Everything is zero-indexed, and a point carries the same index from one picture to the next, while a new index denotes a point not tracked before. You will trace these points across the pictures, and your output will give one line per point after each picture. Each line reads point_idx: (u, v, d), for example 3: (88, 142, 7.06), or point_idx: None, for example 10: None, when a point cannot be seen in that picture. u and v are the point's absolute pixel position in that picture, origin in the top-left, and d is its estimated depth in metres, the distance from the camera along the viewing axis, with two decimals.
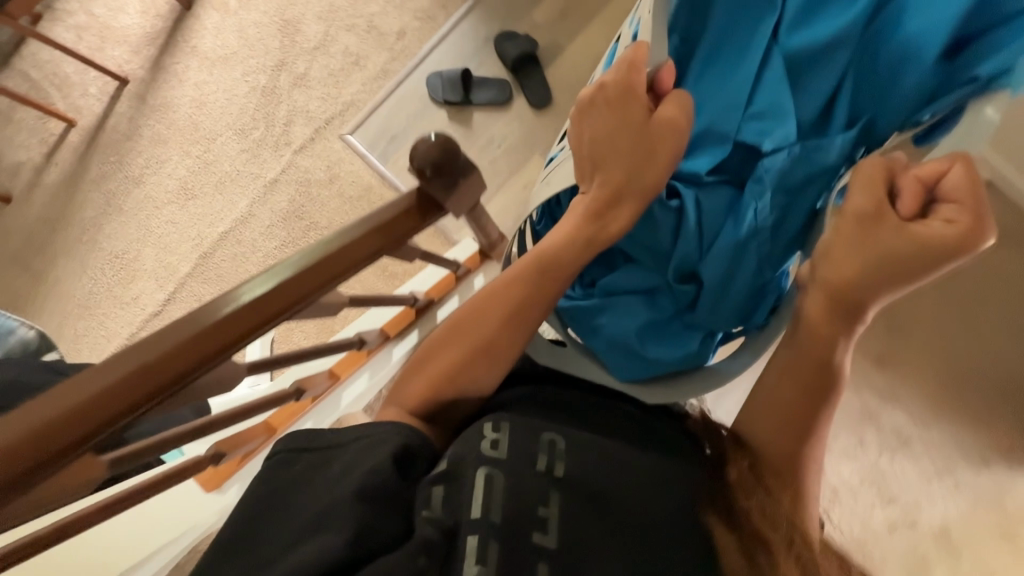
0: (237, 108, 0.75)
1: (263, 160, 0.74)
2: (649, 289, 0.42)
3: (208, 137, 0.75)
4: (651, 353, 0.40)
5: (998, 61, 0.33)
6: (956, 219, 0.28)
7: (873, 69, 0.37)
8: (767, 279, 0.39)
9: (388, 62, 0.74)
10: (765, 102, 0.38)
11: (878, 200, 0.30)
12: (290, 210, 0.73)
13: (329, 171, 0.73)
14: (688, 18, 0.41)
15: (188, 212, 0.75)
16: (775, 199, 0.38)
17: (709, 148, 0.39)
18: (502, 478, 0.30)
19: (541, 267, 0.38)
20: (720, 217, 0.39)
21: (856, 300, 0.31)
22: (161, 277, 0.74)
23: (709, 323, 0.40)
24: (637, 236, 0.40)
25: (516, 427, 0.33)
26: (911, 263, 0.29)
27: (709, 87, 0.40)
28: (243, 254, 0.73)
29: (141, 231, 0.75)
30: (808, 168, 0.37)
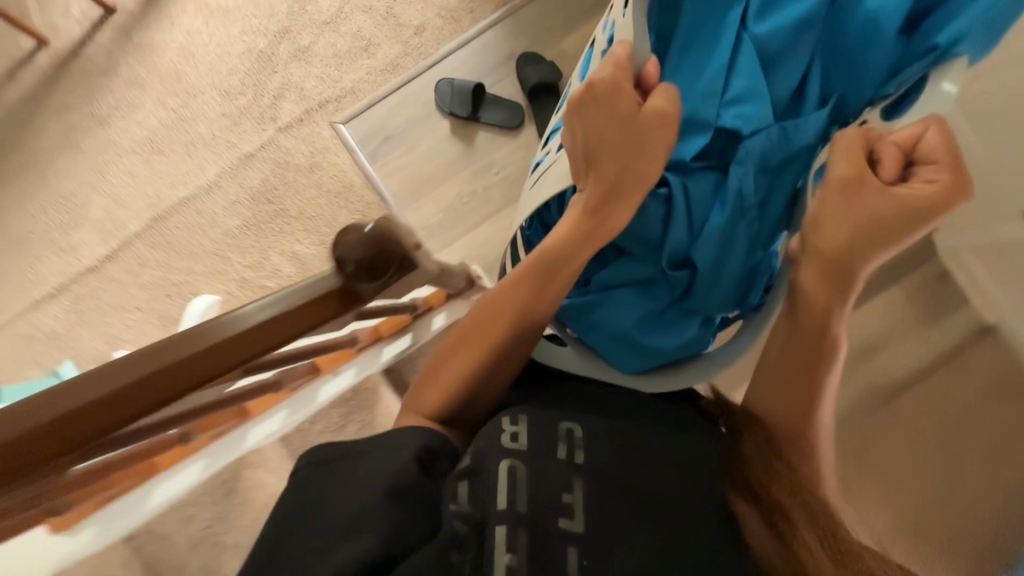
0: (227, 67, 0.69)
1: (242, 130, 0.68)
2: (643, 280, 0.38)
3: (189, 91, 0.69)
4: (648, 340, 0.38)
5: (954, 27, 0.31)
6: (935, 178, 0.29)
7: (837, 45, 0.34)
8: (758, 260, 0.37)
9: (399, 55, 0.68)
10: (741, 85, 0.35)
11: (860, 166, 0.29)
12: (260, 189, 0.68)
13: (312, 157, 0.68)
14: (665, 16, 0.39)
15: (151, 167, 0.69)
16: (761, 180, 0.35)
17: (693, 135, 0.36)
18: (525, 468, 0.28)
19: (544, 267, 0.35)
20: (710, 205, 0.36)
21: (842, 265, 0.31)
22: (107, 230, 0.68)
23: (704, 309, 0.37)
24: (629, 229, 0.37)
25: (534, 420, 0.31)
26: (897, 222, 0.29)
27: (689, 72, 0.37)
28: (202, 225, 0.68)
29: (95, 175, 0.69)
30: (789, 150, 0.35)
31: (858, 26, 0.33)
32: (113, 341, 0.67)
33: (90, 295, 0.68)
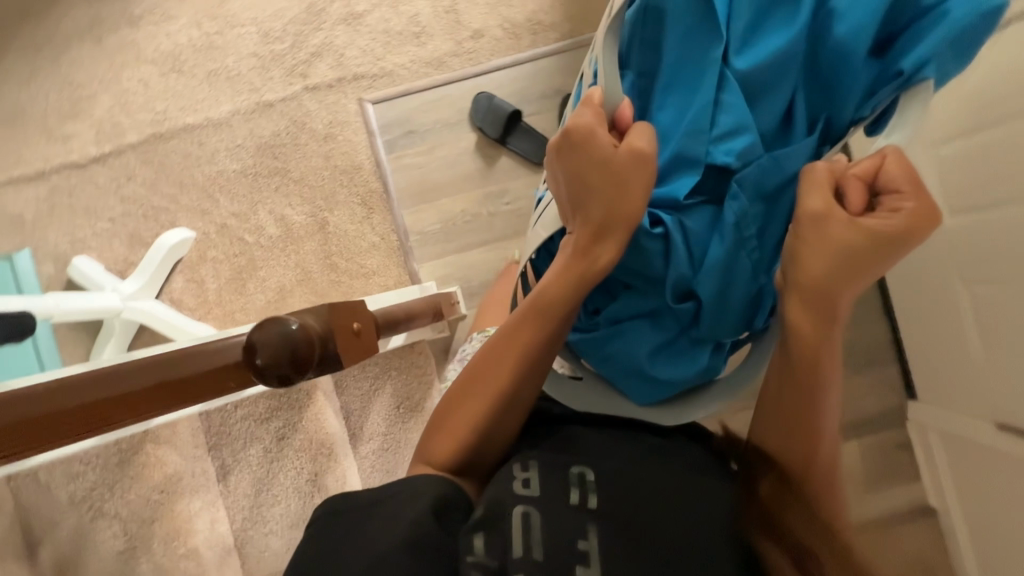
0: (273, 8, 0.66)
1: (270, 77, 0.66)
2: (648, 311, 0.37)
3: (228, 20, 0.66)
4: (656, 369, 0.37)
5: (919, 51, 0.31)
6: (898, 207, 0.29)
7: (817, 63, 0.33)
8: (761, 284, 0.36)
9: (448, 54, 0.65)
10: (730, 119, 0.34)
11: (827, 200, 0.30)
12: (269, 141, 0.65)
13: (330, 127, 0.66)
14: (642, 54, 0.38)
15: (167, 83, 0.66)
16: (754, 206, 0.34)
17: (682, 172, 0.36)
18: (540, 515, 0.29)
19: (538, 312, 0.35)
20: (705, 239, 0.35)
21: (825, 294, 0.30)
22: (104, 131, 0.66)
23: (710, 334, 0.36)
24: (627, 264, 0.37)
25: (545, 463, 0.32)
26: (871, 255, 0.29)
27: (681, 104, 0.36)
28: (200, 158, 0.66)
29: (109, 74, 0.66)
30: (782, 174, 0.34)
31: (832, 58, 0.33)
32: (80, 245, 0.66)
33: (70, 192, 0.66)
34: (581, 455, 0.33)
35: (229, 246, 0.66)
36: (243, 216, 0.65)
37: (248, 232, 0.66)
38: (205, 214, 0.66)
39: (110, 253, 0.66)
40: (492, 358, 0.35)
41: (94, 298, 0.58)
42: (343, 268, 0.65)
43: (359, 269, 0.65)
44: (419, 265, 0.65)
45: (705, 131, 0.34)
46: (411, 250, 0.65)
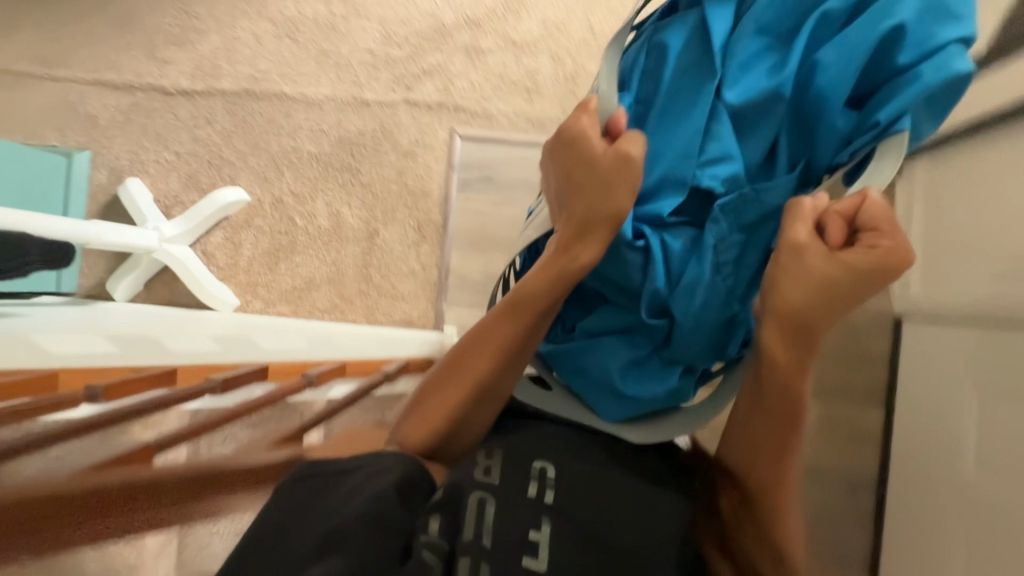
0: (404, 14, 0.66)
1: (376, 77, 0.65)
2: (622, 328, 0.34)
3: (357, 9, 0.66)
4: (627, 389, 0.33)
5: (899, 102, 0.28)
6: (879, 244, 0.26)
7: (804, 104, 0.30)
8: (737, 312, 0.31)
9: (551, 119, 0.65)
10: (718, 148, 0.30)
11: (806, 233, 0.26)
12: (353, 137, 0.65)
13: (413, 145, 0.65)
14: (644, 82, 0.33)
15: (278, 47, 0.66)
16: (735, 233, 0.31)
17: (668, 192, 0.31)
18: (494, 503, 0.27)
19: (518, 303, 0.32)
20: (683, 263, 0.31)
21: (810, 326, 0.26)
22: (202, 69, 0.66)
23: (680, 355, 0.32)
24: (604, 272, 0.33)
25: (509, 453, 0.30)
26: (851, 292, 0.26)
27: (669, 127, 0.32)
28: (281, 128, 0.66)
29: (227, 17, 0.66)
30: (761, 207, 0.30)
31: (814, 103, 0.29)
32: (139, 167, 0.66)
33: (147, 113, 0.66)
34: (549, 447, 0.31)
35: (277, 221, 0.66)
36: (302, 197, 0.66)
37: (301, 214, 0.66)
38: (266, 182, 0.66)
39: (163, 185, 0.66)
40: (465, 356, 0.33)
41: (137, 232, 0.58)
42: (375, 282, 0.65)
43: (391, 290, 0.65)
44: (447, 307, 0.65)
45: (692, 156, 0.30)
46: (446, 290, 0.65)
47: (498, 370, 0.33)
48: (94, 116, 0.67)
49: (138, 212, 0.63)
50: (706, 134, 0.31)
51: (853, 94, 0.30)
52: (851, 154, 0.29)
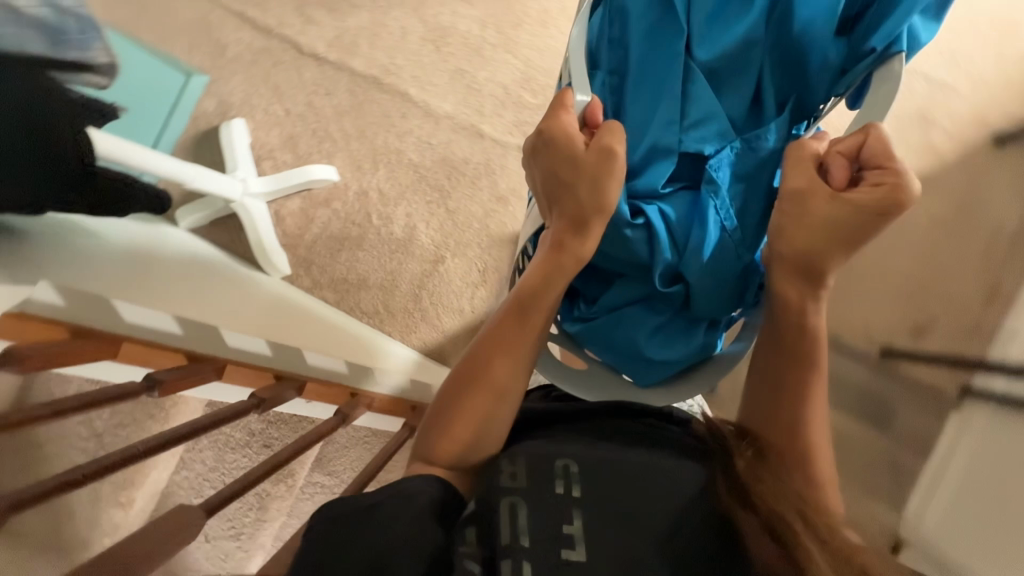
0: (551, 65, 0.65)
1: (499, 115, 0.65)
2: (644, 296, 0.39)
3: (507, 45, 0.66)
4: (651, 351, 0.38)
5: (889, 28, 0.35)
6: (882, 179, 0.31)
7: (790, 45, 0.37)
8: (750, 263, 0.38)
9: None
10: (701, 109, 0.38)
11: (810, 177, 0.33)
12: (455, 162, 0.65)
13: (507, 192, 0.65)
14: (611, 51, 0.40)
15: (419, 49, 0.66)
16: (736, 191, 0.38)
17: (659, 162, 0.38)
18: (524, 504, 0.27)
19: (519, 308, 0.35)
20: (686, 228, 0.37)
21: (813, 260, 0.33)
22: (340, 41, 0.66)
23: (704, 312, 0.38)
24: (608, 252, 0.38)
25: (530, 455, 0.29)
26: (859, 223, 0.32)
27: (645, 100, 0.39)
28: (393, 126, 0.66)
29: (385, 4, 0.66)
30: (757, 155, 0.38)
31: (802, 39, 0.37)
32: (248, 109, 0.66)
33: (275, 63, 0.66)
34: (563, 446, 0.30)
35: (353, 211, 0.66)
36: (385, 199, 0.66)
37: (378, 214, 0.66)
38: (357, 171, 0.66)
39: (262, 135, 0.66)
40: (477, 367, 0.34)
41: (224, 180, 0.59)
42: (422, 305, 0.65)
43: (435, 320, 0.65)
44: None
45: (676, 123, 0.38)
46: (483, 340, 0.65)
47: (510, 365, 0.34)
48: (223, 45, 0.67)
49: (232, 153, 0.64)
50: (688, 99, 0.38)
51: (841, 22, 0.38)
52: (846, 86, 0.37)
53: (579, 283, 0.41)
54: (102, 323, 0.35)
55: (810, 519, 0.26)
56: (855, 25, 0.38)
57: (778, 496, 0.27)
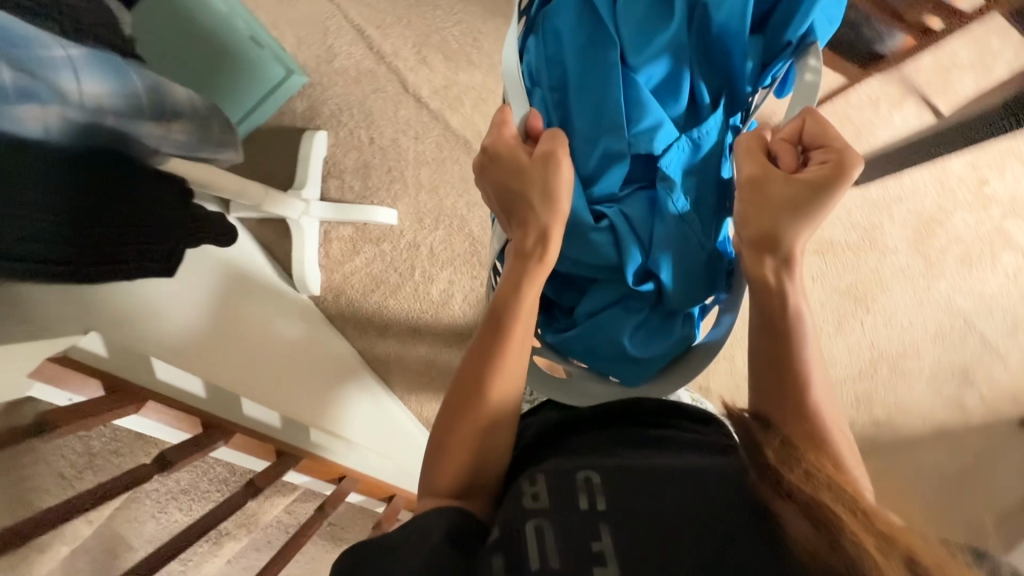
0: None
1: None
2: (618, 299, 0.43)
3: None
4: (633, 350, 0.42)
5: (800, 21, 0.41)
6: (826, 159, 0.35)
7: (713, 53, 0.43)
8: (717, 254, 0.42)
9: None
10: (650, 118, 0.42)
11: (762, 166, 0.36)
12: None
13: None
14: (548, 69, 0.44)
15: None
16: (691, 186, 0.43)
17: (615, 165, 0.42)
18: (550, 527, 0.27)
19: (494, 321, 0.37)
20: (648, 223, 0.42)
21: (775, 235, 0.36)
22: (446, 93, 0.66)
23: (684, 306, 0.42)
24: (580, 260, 0.42)
25: (551, 475, 0.30)
26: (804, 200, 0.35)
27: (585, 108, 0.43)
28: (466, 193, 0.65)
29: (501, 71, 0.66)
30: (705, 151, 0.43)
31: (721, 36, 0.42)
32: (334, 123, 0.66)
33: (376, 89, 0.66)
34: (583, 460, 0.31)
35: (399, 260, 0.65)
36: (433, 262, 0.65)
37: (420, 272, 0.65)
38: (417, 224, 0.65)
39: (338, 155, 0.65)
40: (471, 394, 0.35)
41: (285, 197, 0.60)
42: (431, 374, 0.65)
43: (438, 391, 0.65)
44: None
45: (626, 127, 0.42)
46: None
47: (489, 380, 0.36)
48: (334, 52, 0.66)
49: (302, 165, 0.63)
50: (635, 105, 0.42)
51: (757, 16, 0.43)
52: (774, 74, 0.43)
53: (554, 295, 0.45)
54: (140, 378, 0.36)
55: (851, 507, 0.24)
56: (765, 20, 0.43)
57: (808, 480, 0.25)
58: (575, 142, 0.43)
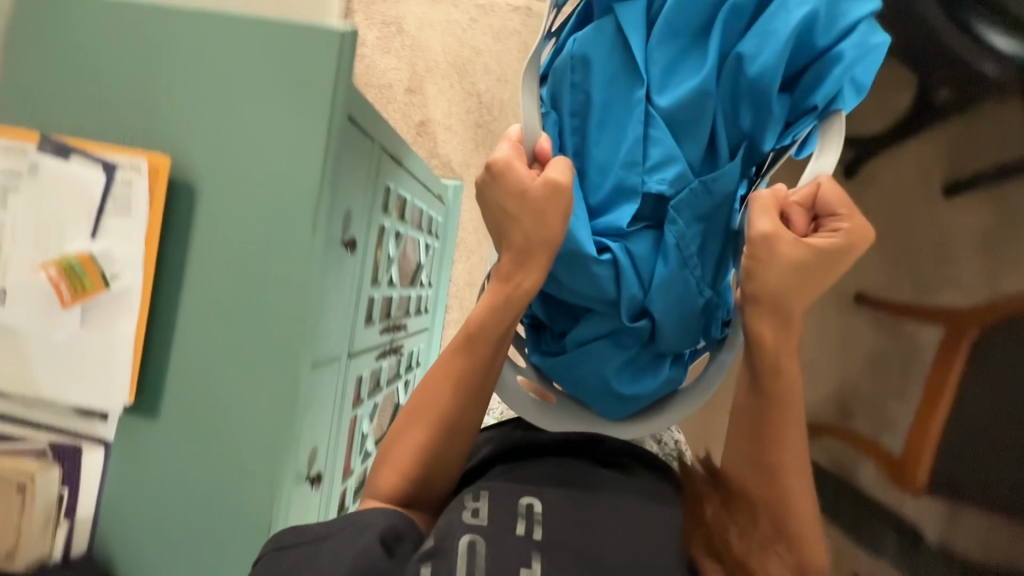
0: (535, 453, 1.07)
1: None
2: (609, 333, 0.93)
3: None
4: (631, 381, 0.94)
5: (829, 88, 0.86)
6: (838, 228, 0.76)
7: (736, 83, 0.88)
8: (716, 302, 0.93)
9: None
10: (659, 147, 0.88)
11: (776, 227, 0.75)
12: None
13: None
14: (573, 105, 0.93)
15: None
16: (677, 233, 0.88)
17: (623, 200, 0.90)
18: (480, 540, 0.60)
19: (474, 331, 0.83)
20: (646, 260, 0.90)
21: (783, 294, 0.75)
22: None
23: (670, 345, 0.92)
24: (584, 294, 0.91)
25: (488, 495, 0.67)
26: (822, 262, 0.75)
27: (609, 130, 0.91)
28: None
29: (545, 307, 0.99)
30: (712, 193, 0.89)
31: (755, 75, 0.85)
32: None
33: None
34: (521, 493, 0.67)
35: None
36: None
37: None
38: None
39: None
40: (462, 350, 0.83)
41: None
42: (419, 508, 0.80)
43: None
44: None
45: (643, 161, 0.89)
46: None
47: (478, 330, 0.83)
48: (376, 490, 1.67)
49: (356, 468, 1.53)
50: (660, 117, 0.89)
51: (783, 86, 0.91)
52: (795, 136, 0.91)
53: (547, 314, 0.99)
54: None
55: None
56: (788, 87, 0.91)
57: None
58: (595, 193, 0.92)
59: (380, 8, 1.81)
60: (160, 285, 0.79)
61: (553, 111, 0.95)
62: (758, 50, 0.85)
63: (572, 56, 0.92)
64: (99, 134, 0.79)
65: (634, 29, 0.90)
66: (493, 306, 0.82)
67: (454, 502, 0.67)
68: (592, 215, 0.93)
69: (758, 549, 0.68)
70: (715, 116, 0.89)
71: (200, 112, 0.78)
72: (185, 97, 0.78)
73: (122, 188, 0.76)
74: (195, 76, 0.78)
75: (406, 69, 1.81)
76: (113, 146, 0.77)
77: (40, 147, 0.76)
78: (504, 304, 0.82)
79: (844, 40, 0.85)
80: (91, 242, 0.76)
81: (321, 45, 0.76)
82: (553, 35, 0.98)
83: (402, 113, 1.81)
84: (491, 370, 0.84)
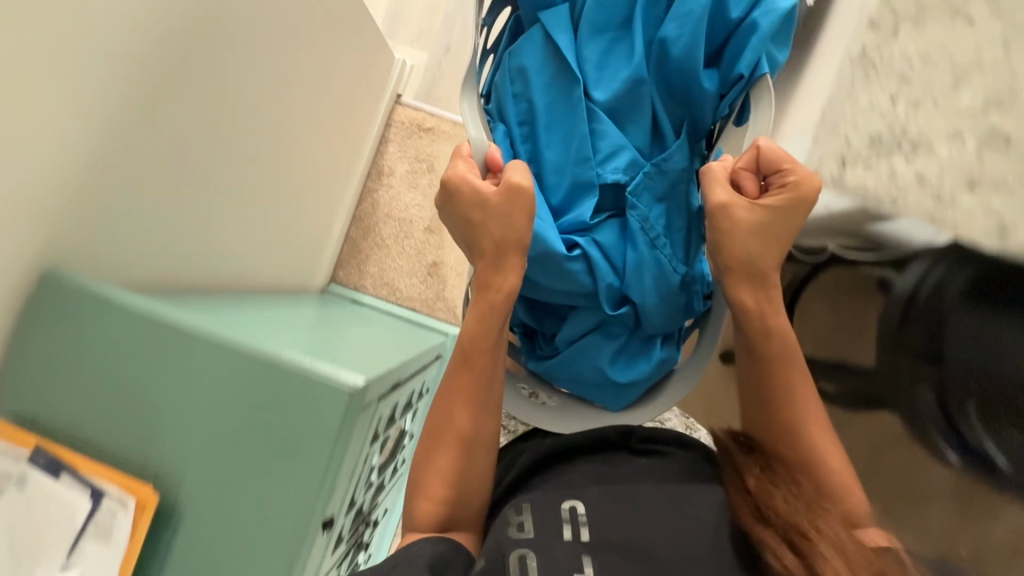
0: None
1: None
2: (596, 325, 0.96)
3: None
4: (627, 367, 0.96)
5: (752, 54, 0.89)
6: (786, 182, 0.80)
7: (665, 65, 0.92)
8: (693, 276, 0.95)
9: None
10: (606, 141, 0.92)
11: (729, 197, 0.79)
12: None
13: None
14: (517, 112, 0.96)
15: None
16: (638, 217, 0.92)
17: (583, 196, 0.94)
18: (533, 557, 0.63)
19: (469, 345, 0.85)
20: (617, 249, 0.94)
21: (754, 256, 0.79)
22: None
23: (655, 327, 0.95)
24: (567, 292, 0.94)
25: (531, 509, 0.69)
26: (778, 220, 0.80)
27: (555, 131, 0.94)
28: None
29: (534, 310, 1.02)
30: (662, 172, 0.93)
31: (681, 55, 0.90)
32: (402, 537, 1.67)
33: None
34: (564, 500, 0.68)
35: None
36: None
37: None
38: None
39: None
40: (462, 367, 0.85)
41: None
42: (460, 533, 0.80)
43: None
44: None
45: (594, 156, 0.92)
46: None
47: (474, 343, 0.85)
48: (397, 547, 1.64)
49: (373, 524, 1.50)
50: (601, 112, 0.93)
51: (710, 62, 0.95)
52: (730, 105, 0.95)
53: (535, 319, 1.02)
54: None
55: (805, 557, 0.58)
56: (715, 61, 0.95)
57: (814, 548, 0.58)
58: (555, 195, 0.95)
59: (417, 143, 1.64)
60: (160, 549, 0.75)
61: (499, 123, 0.98)
62: (679, 32, 0.90)
63: (511, 69, 0.97)
64: (103, 446, 0.75)
65: (561, 31, 0.94)
66: (480, 318, 0.84)
67: (500, 521, 0.69)
68: (557, 215, 0.96)
69: (808, 511, 0.64)
70: (654, 101, 0.94)
71: (190, 409, 0.73)
72: (167, 411, 0.74)
73: (106, 518, 0.73)
74: (188, 402, 0.73)
75: (429, 207, 1.63)
76: (105, 468, 0.74)
77: (34, 457, 0.73)
78: (490, 313, 0.84)
79: (755, 10, 0.90)
80: (64, 568, 0.72)
81: (330, 406, 0.71)
82: (490, 52, 1.04)
83: (416, 250, 1.64)
84: (495, 380, 0.86)
